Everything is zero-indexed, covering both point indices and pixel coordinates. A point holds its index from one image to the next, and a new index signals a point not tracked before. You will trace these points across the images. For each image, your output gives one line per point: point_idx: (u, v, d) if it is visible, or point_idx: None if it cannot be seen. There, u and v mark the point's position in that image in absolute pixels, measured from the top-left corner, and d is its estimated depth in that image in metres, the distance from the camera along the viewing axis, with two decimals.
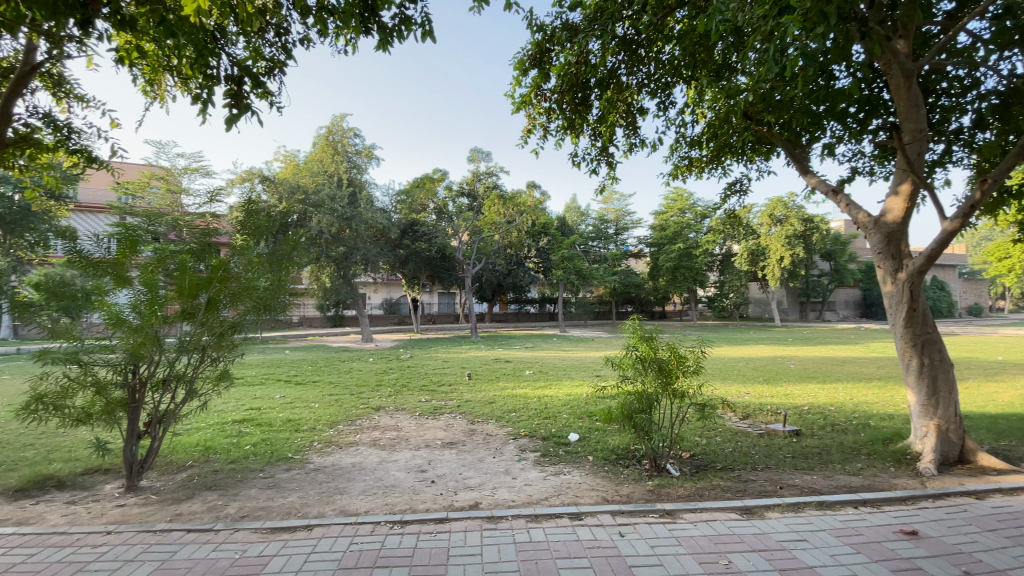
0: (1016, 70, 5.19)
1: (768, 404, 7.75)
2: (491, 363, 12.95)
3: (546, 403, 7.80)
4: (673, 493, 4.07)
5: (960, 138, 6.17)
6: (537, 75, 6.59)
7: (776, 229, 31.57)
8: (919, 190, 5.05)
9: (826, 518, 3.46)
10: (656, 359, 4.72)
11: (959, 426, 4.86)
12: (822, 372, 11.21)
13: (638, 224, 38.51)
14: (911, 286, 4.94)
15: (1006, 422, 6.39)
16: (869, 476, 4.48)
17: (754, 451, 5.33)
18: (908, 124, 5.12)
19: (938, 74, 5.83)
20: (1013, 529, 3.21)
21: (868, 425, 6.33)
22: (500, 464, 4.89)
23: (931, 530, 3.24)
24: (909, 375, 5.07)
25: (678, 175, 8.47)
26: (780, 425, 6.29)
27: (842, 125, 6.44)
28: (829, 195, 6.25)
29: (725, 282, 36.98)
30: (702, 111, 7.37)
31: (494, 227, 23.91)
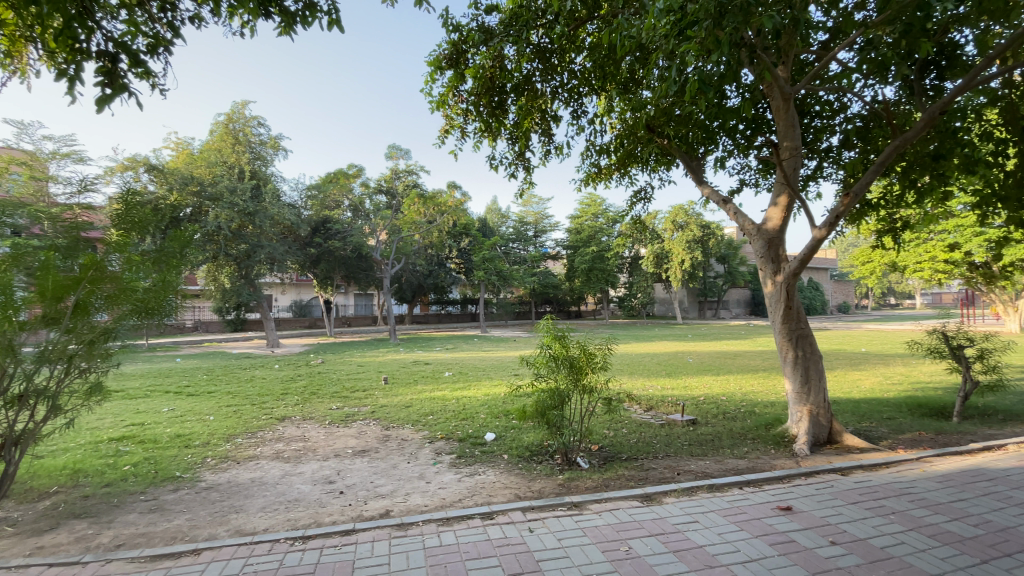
0: (876, 96, 6.02)
1: (670, 396, 8.33)
2: (408, 366, 12.68)
3: (463, 404, 7.78)
4: (582, 485, 4.23)
5: (829, 156, 7.01)
6: (452, 75, 6.54)
7: (680, 234, 34.00)
8: (794, 202, 5.69)
9: (715, 499, 3.77)
10: (568, 357, 4.88)
11: (827, 410, 5.51)
12: (717, 365, 12.26)
13: (556, 227, 39.68)
14: (787, 287, 5.54)
15: (865, 406, 7.37)
16: (753, 459, 4.96)
17: (656, 440, 5.71)
18: (786, 142, 5.74)
19: (813, 98, 6.59)
20: (870, 501, 3.69)
21: (754, 412, 7.01)
22: (415, 469, 4.80)
23: (804, 505, 3.64)
24: (786, 365, 5.68)
25: (589, 182, 8.86)
26: (679, 415, 6.80)
27: (732, 141, 7.08)
28: (721, 205, 6.86)
29: (635, 283, 39.13)
30: (611, 122, 7.77)
31: (414, 227, 23.46)
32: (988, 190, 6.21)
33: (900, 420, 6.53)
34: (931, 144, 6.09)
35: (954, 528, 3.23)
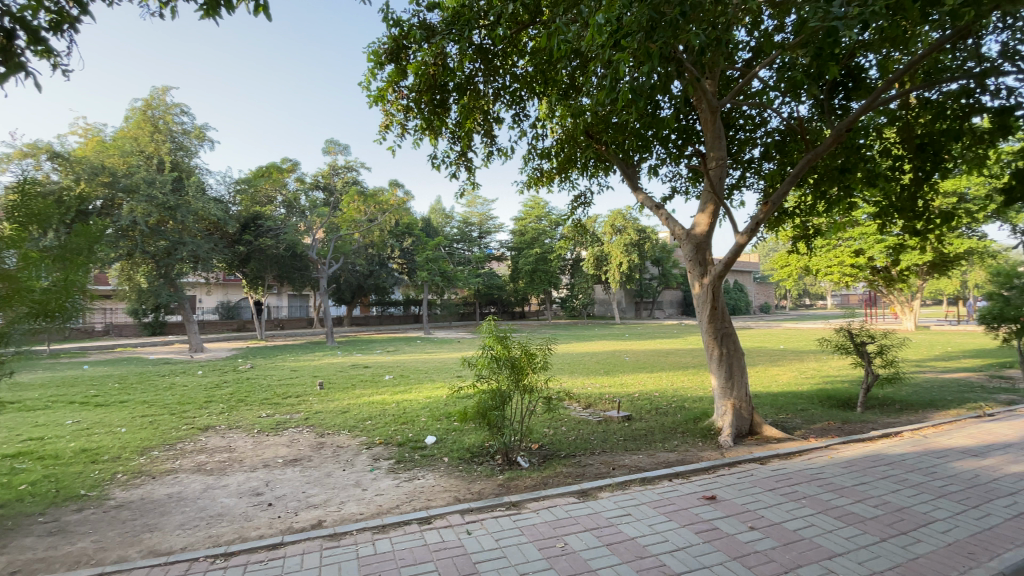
0: (791, 113, 6.52)
1: (607, 393, 8.61)
2: (346, 370, 12.28)
3: (403, 407, 7.63)
4: (522, 484, 4.27)
5: (751, 167, 7.52)
6: (393, 70, 6.41)
7: (618, 237, 35.17)
8: (719, 209, 6.06)
9: (647, 492, 3.94)
10: (509, 357, 4.91)
11: (749, 404, 5.90)
12: (652, 363, 12.81)
13: (500, 228, 39.86)
14: (713, 289, 5.89)
15: (782, 399, 7.97)
16: (682, 451, 5.23)
17: (593, 437, 5.88)
18: (713, 153, 6.09)
19: (737, 112, 7.04)
20: (784, 487, 4.00)
21: (684, 407, 7.39)
22: (351, 476, 4.65)
23: (727, 493, 3.87)
24: (712, 362, 6.02)
25: (531, 185, 8.97)
26: (615, 412, 7.03)
27: (665, 149, 7.43)
28: (654, 211, 7.18)
29: (577, 284, 40.03)
30: (552, 126, 7.92)
31: (353, 225, 22.76)
32: (886, 202, 6.89)
33: (812, 411, 7.11)
34: (838, 159, 6.68)
35: (857, 509, 3.56)
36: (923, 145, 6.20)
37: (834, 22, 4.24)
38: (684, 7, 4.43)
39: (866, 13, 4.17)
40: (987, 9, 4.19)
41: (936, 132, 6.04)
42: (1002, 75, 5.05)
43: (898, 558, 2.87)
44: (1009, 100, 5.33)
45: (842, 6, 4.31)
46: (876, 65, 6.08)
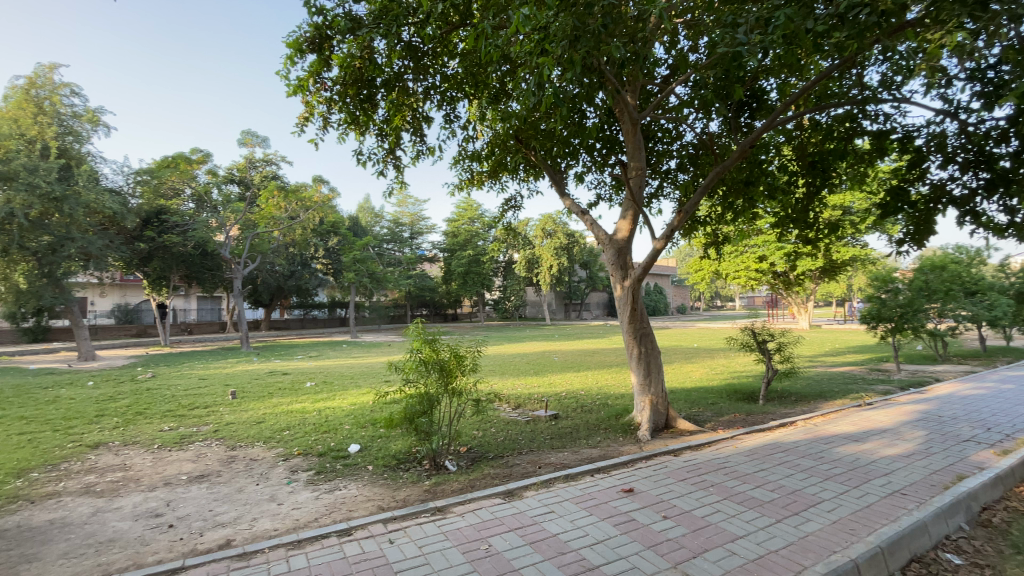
0: (703, 129, 7.02)
1: (535, 393, 8.78)
2: (262, 377, 11.54)
3: (326, 415, 7.31)
4: (448, 488, 4.24)
5: (668, 177, 7.99)
6: (315, 60, 6.12)
7: (549, 240, 35.93)
8: (639, 217, 6.40)
9: (570, 488, 4.06)
10: (438, 360, 4.85)
11: (665, 399, 6.26)
12: (579, 363, 13.23)
13: (432, 229, 39.34)
14: (633, 291, 6.20)
15: (695, 394, 8.54)
16: (604, 447, 5.45)
17: (521, 437, 5.97)
18: (633, 163, 6.40)
19: (656, 125, 7.47)
20: (694, 477, 4.30)
21: (607, 405, 7.70)
22: (265, 491, 4.38)
23: (643, 486, 4.09)
24: (632, 361, 6.33)
25: (462, 187, 8.95)
26: (542, 411, 7.19)
27: (590, 157, 7.71)
28: (580, 217, 7.43)
29: (509, 287, 40.39)
30: (482, 129, 7.96)
31: (272, 222, 21.45)
32: (784, 213, 7.59)
33: (722, 404, 7.67)
34: (743, 173, 7.29)
35: (757, 494, 3.89)
36: (814, 163, 6.90)
37: (739, 47, 4.62)
38: (605, 20, 4.64)
39: (765, 41, 4.51)
40: (866, 44, 4.75)
41: (826, 151, 6.74)
42: (878, 103, 5.74)
43: (790, 537, 3.17)
44: (884, 125, 6.07)
45: (746, 33, 4.70)
46: (776, 88, 6.69)
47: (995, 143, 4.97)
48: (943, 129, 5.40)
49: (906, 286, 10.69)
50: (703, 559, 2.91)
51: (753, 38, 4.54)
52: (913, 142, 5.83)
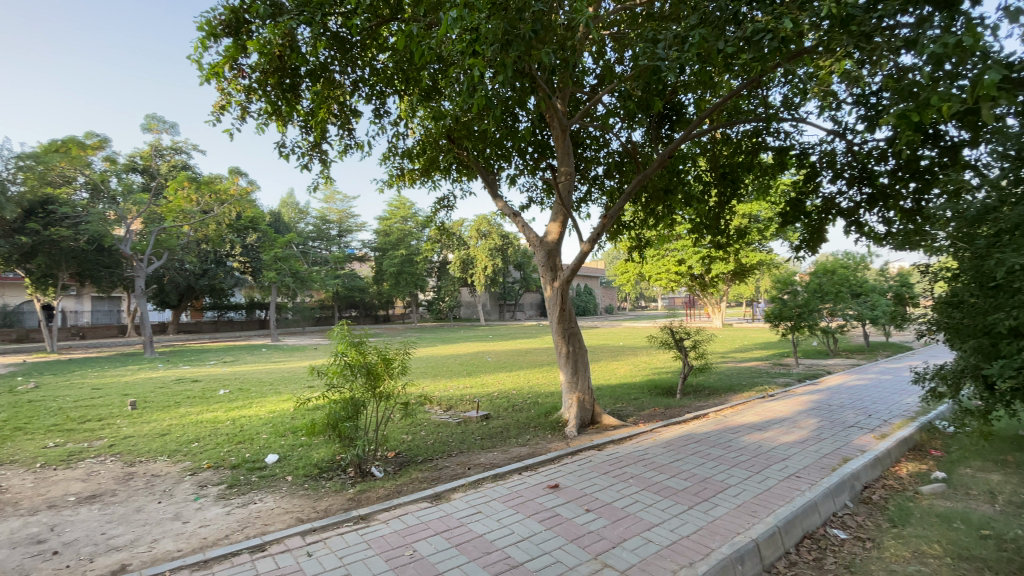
0: (628, 138, 7.36)
1: (466, 394, 8.77)
2: (168, 385, 10.60)
3: (241, 424, 6.85)
4: (374, 496, 4.13)
5: (596, 183, 8.30)
6: (231, 45, 5.72)
7: (483, 241, 36.02)
8: (568, 220, 6.60)
9: (497, 488, 4.10)
10: (365, 364, 4.71)
11: (592, 396, 6.48)
12: (511, 363, 13.37)
13: (362, 228, 38.11)
14: (561, 292, 6.38)
15: (620, 390, 8.92)
16: (533, 445, 5.55)
17: (451, 438, 5.94)
18: (563, 167, 6.58)
19: (584, 132, 7.73)
20: (615, 469, 4.50)
21: (537, 403, 7.83)
22: (169, 509, 4.02)
23: (568, 481, 4.22)
24: (560, 360, 6.49)
25: (393, 184, 8.76)
26: (473, 412, 7.19)
27: (522, 160, 7.84)
28: (512, 218, 7.52)
29: (442, 287, 39.97)
30: (413, 126, 7.83)
31: (182, 216, 19.75)
32: (699, 220, 8.13)
33: (644, 400, 8.07)
34: (664, 181, 7.72)
35: (672, 483, 4.15)
36: (725, 174, 7.46)
37: (658, 62, 4.89)
38: (535, 26, 4.74)
39: (682, 58, 4.79)
40: (770, 67, 5.19)
41: (735, 164, 7.31)
42: (780, 121, 6.30)
43: (700, 522, 3.40)
44: (785, 141, 6.68)
45: (665, 49, 4.97)
46: (693, 103, 7.15)
47: (875, 161, 5.62)
48: (833, 147, 6.02)
49: (803, 288, 11.83)
50: (622, 548, 3.05)
51: (671, 54, 4.82)
52: (809, 157, 6.46)
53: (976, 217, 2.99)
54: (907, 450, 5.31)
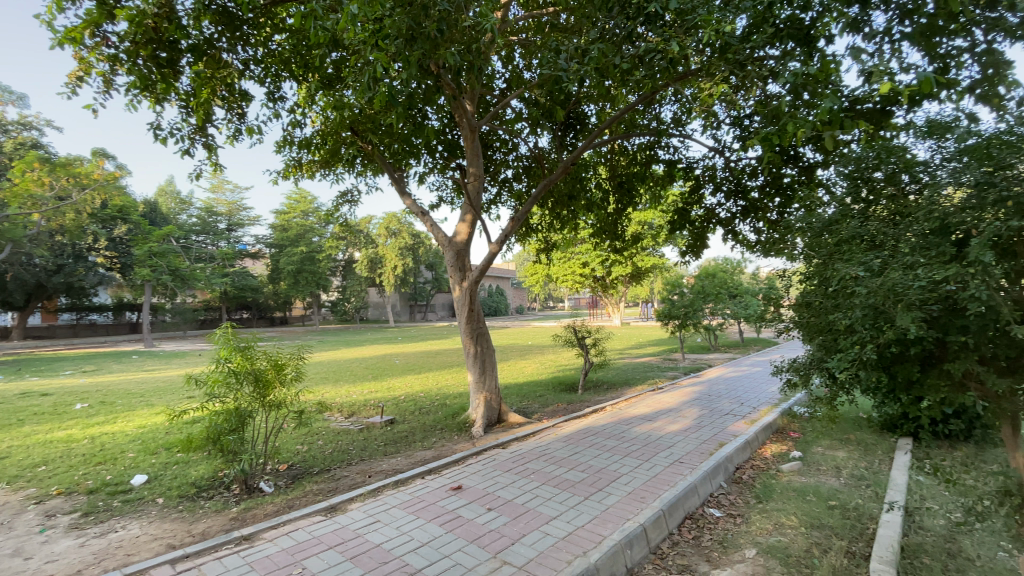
0: (534, 143, 7.56)
1: (371, 399, 8.43)
2: (7, 401, 8.96)
3: (103, 443, 5.99)
4: (261, 513, 3.81)
5: (506, 185, 8.43)
6: (94, 8, 4.98)
7: (392, 240, 35.06)
8: (476, 221, 6.64)
9: (398, 494, 3.99)
10: (253, 370, 4.34)
11: (498, 395, 6.53)
12: (419, 365, 13.12)
13: (257, 221, 35.28)
14: (470, 292, 6.39)
15: (527, 389, 9.12)
16: (438, 448, 5.47)
17: (352, 446, 5.67)
18: (472, 168, 6.58)
19: (493, 134, 7.81)
20: (518, 466, 4.60)
21: (444, 405, 7.75)
22: (4, 545, 3.40)
23: (471, 481, 4.22)
24: (468, 360, 6.49)
25: (289, 175, 8.18)
26: (377, 417, 6.94)
27: (432, 158, 7.74)
28: (420, 217, 7.39)
29: (346, 288, 38.16)
30: (314, 115, 7.38)
31: (30, 202, 16.87)
32: (600, 224, 8.58)
33: (549, 396, 8.33)
34: (569, 187, 8.03)
35: (570, 476, 4.33)
36: (623, 183, 7.96)
37: (560, 72, 5.10)
38: (440, 25, 4.70)
39: (581, 71, 5.01)
40: (660, 86, 5.59)
41: (631, 174, 7.80)
42: (669, 136, 6.85)
43: (595, 511, 3.57)
44: (674, 155, 7.27)
45: (567, 60, 5.19)
46: (595, 113, 7.53)
47: (748, 177, 6.30)
48: (714, 162, 6.65)
49: (689, 290, 12.99)
50: (520, 544, 3.12)
51: (572, 66, 5.04)
52: (693, 171, 7.09)
53: (822, 229, 2.83)
54: (771, 433, 6.02)
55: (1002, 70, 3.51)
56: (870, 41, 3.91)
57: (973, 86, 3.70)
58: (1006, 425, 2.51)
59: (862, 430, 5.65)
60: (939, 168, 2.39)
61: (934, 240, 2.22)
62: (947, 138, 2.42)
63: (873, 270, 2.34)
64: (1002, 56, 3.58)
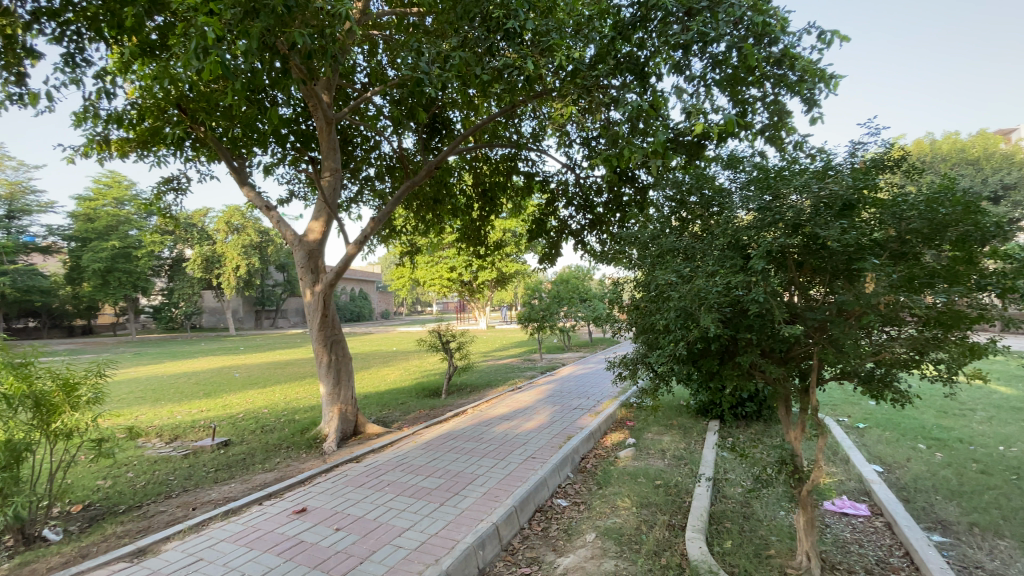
0: (397, 143, 7.35)
1: (201, 419, 7.37)
2: None
3: None
4: (41, 568, 3.07)
5: (367, 184, 8.08)
6: None
7: (235, 237, 31.29)
8: (332, 219, 6.22)
9: (228, 526, 3.53)
10: (33, 393, 3.49)
11: (354, 407, 6.18)
12: (264, 378, 11.85)
13: (49, 207, 28.70)
14: (323, 296, 5.97)
15: (387, 397, 8.80)
16: (281, 469, 4.98)
17: (173, 476, 4.88)
18: (327, 163, 6.14)
19: (353, 129, 7.41)
20: (371, 480, 4.39)
21: (291, 421, 7.10)
22: None
23: (318, 502, 3.91)
24: (320, 369, 6.05)
25: (91, 153, 6.80)
26: (207, 440, 6.08)
27: (281, 149, 7.07)
28: (265, 211, 6.71)
29: (175, 290, 32.98)
30: (130, 86, 6.26)
31: None
32: (464, 230, 8.66)
33: (410, 403, 8.14)
34: (432, 191, 7.95)
35: (426, 483, 4.26)
36: (486, 191, 8.16)
37: (421, 74, 4.91)
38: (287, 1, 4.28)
39: (443, 76, 4.99)
40: (518, 100, 5.83)
41: (494, 183, 8.03)
42: (528, 150, 7.20)
43: (450, 516, 3.56)
44: (532, 169, 7.65)
45: (428, 63, 5.06)
46: (460, 120, 7.59)
47: (595, 194, 6.90)
48: (567, 178, 7.14)
49: (546, 295, 13.79)
50: (370, 561, 2.97)
51: (434, 70, 4.92)
52: (549, 184, 7.53)
53: (648, 242, 3.16)
54: (613, 424, 6.65)
55: (784, 120, 4.38)
56: (690, 82, 4.55)
57: (763, 129, 4.55)
58: (781, 406, 3.05)
59: (683, 416, 6.53)
60: (735, 194, 2.83)
61: (729, 254, 2.62)
62: (742, 170, 2.89)
63: (684, 278, 2.71)
64: (783, 107, 4.43)
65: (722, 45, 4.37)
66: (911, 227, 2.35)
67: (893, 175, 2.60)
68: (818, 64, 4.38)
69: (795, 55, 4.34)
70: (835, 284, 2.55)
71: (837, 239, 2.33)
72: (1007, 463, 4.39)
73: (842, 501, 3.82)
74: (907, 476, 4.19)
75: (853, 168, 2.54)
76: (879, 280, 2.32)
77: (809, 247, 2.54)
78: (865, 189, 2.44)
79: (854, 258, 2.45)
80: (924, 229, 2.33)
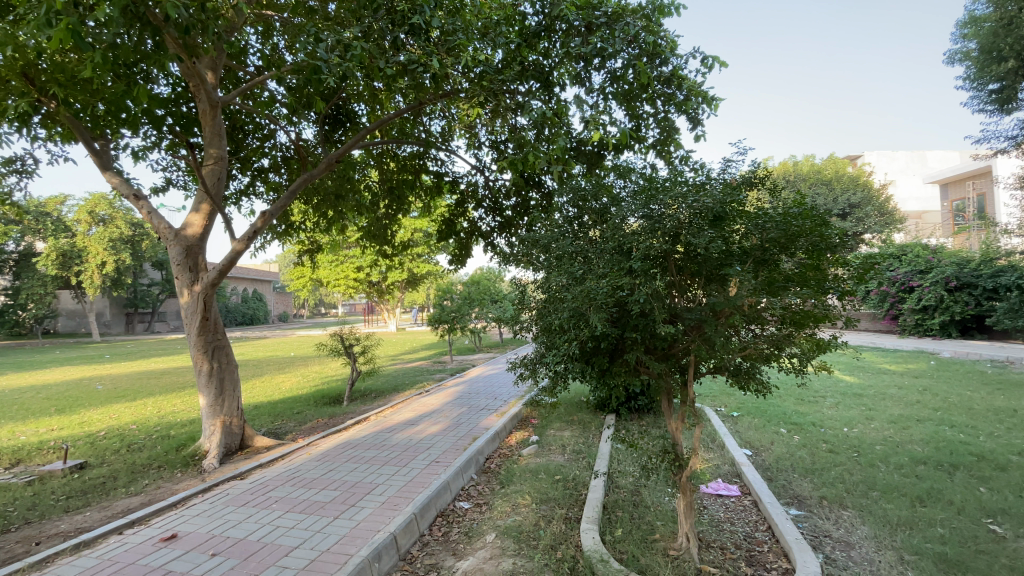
0: (295, 133, 6.89)
1: (50, 440, 6.33)
2: None
3: None
4: None
5: (260, 176, 7.49)
6: None
7: (100, 229, 27.49)
8: (215, 212, 5.67)
9: (78, 561, 3.07)
10: None
11: (240, 418, 5.68)
12: (135, 389, 10.49)
13: None
14: (204, 297, 5.42)
15: (282, 406, 8.20)
16: (151, 492, 4.43)
17: (12, 506, 4.15)
18: (211, 150, 5.58)
19: (244, 115, 6.84)
20: (256, 497, 4.05)
21: (166, 437, 6.35)
22: None
23: (192, 525, 3.53)
24: (200, 378, 5.48)
25: None
26: (58, 463, 5.24)
27: (156, 132, 6.33)
28: (133, 200, 5.95)
29: (21, 290, 28.13)
30: None
31: None
32: (370, 228, 8.34)
33: (307, 412, 7.66)
34: (334, 186, 7.57)
35: (320, 496, 4.03)
36: (393, 188, 7.91)
37: (319, 62, 4.59)
38: None
39: (344, 66, 4.70)
40: (425, 98, 5.74)
41: (402, 181, 7.81)
42: (437, 149, 7.09)
43: (344, 530, 3.39)
44: (441, 168, 7.57)
45: (328, 50, 4.75)
46: (366, 113, 7.29)
47: (503, 196, 7.00)
48: (476, 180, 7.16)
49: (456, 296, 13.69)
50: None
51: (333, 58, 4.63)
52: (458, 185, 7.49)
53: (546, 245, 3.25)
54: (518, 423, 6.77)
55: (671, 136, 4.76)
56: (591, 94, 4.78)
57: (654, 143, 4.89)
58: (664, 399, 3.27)
59: (583, 411, 6.81)
60: (625, 201, 3.00)
61: (617, 257, 2.77)
62: (631, 179, 3.08)
63: (575, 279, 2.83)
64: (671, 123, 4.79)
65: (618, 61, 4.66)
66: (769, 237, 2.65)
67: (758, 191, 2.91)
68: (701, 87, 4.80)
69: (681, 76, 4.69)
70: (708, 287, 2.81)
71: (709, 246, 2.56)
72: (849, 442, 5.11)
73: (717, 484, 4.21)
74: (771, 458, 4.73)
75: (724, 181, 2.81)
76: (743, 284, 2.59)
77: (687, 253, 2.76)
78: (733, 203, 2.71)
79: (722, 263, 2.72)
80: (779, 238, 2.64)
